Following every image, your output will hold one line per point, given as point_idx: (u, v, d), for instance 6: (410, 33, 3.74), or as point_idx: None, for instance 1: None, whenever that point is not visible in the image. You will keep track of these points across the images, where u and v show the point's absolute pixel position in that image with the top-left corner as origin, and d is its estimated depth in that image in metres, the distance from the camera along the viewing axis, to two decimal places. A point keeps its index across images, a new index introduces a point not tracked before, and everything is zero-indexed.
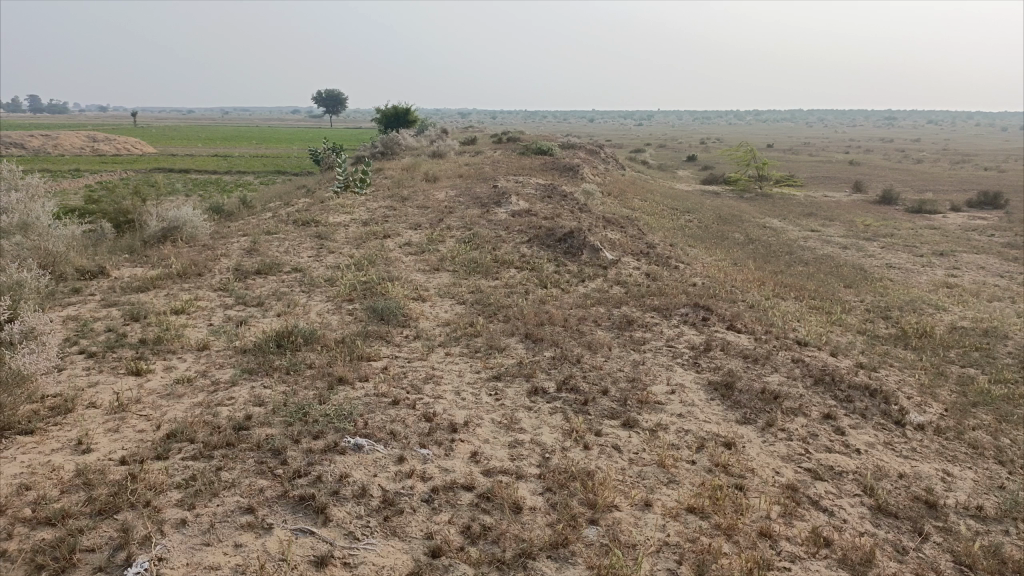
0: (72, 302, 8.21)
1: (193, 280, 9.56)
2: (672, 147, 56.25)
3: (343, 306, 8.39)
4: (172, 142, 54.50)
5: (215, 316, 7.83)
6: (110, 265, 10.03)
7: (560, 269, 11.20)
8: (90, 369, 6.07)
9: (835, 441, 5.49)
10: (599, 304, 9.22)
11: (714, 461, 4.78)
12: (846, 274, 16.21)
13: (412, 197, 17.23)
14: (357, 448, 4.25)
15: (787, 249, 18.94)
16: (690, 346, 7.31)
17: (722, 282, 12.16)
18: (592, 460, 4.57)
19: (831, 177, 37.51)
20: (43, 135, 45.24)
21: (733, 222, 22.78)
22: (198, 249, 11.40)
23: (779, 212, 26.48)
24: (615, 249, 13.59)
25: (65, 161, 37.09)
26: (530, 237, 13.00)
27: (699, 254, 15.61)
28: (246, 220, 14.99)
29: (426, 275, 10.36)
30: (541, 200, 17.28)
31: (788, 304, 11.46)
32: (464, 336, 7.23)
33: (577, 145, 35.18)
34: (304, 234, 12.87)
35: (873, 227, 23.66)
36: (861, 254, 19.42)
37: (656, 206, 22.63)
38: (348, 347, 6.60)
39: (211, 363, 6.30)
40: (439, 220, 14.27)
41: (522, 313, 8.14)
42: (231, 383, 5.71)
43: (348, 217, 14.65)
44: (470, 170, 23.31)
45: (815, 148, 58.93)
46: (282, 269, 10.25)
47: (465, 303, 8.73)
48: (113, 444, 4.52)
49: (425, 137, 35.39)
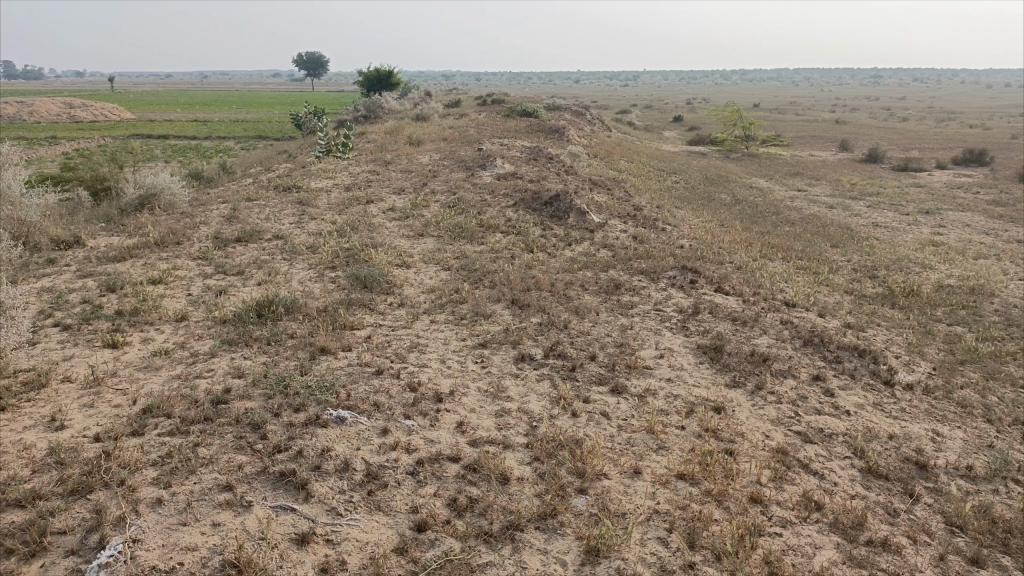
0: (47, 273, 8.01)
1: (172, 248, 9.36)
2: (658, 107, 55.79)
3: (325, 273, 8.22)
4: (151, 108, 53.56)
5: (194, 286, 7.66)
6: (86, 235, 9.80)
7: (546, 233, 11.06)
8: (65, 342, 5.91)
9: (824, 403, 5.45)
10: (586, 268, 9.11)
11: (704, 426, 4.71)
12: (833, 234, 16.14)
13: (395, 161, 16.96)
14: (339, 421, 4.15)
15: (774, 210, 18.86)
16: (678, 309, 7.22)
17: (709, 244, 12.07)
18: (580, 428, 4.49)
19: (817, 136, 37.35)
20: (17, 102, 44.29)
21: (720, 182, 22.65)
22: (176, 217, 11.16)
23: (766, 172, 26.35)
24: (601, 211, 13.44)
25: (41, 129, 36.35)
26: (515, 200, 12.82)
27: (686, 216, 15.48)
28: (227, 187, 14.72)
29: (410, 240, 10.19)
30: (526, 163, 17.04)
31: (776, 265, 11.40)
32: (449, 302, 7.10)
33: (562, 106, 34.79)
34: (285, 200, 12.64)
35: (859, 186, 23.60)
36: (847, 214, 19.38)
37: (642, 167, 22.46)
38: (330, 316, 6.46)
39: (190, 334, 6.15)
40: (423, 184, 14.05)
41: (508, 278, 8.02)
42: (211, 355, 5.58)
43: (330, 182, 14.40)
44: (454, 132, 22.98)
45: (801, 106, 58.65)
46: (263, 237, 10.06)
47: (450, 270, 8.59)
48: (89, 421, 4.39)
49: (408, 100, 34.85)
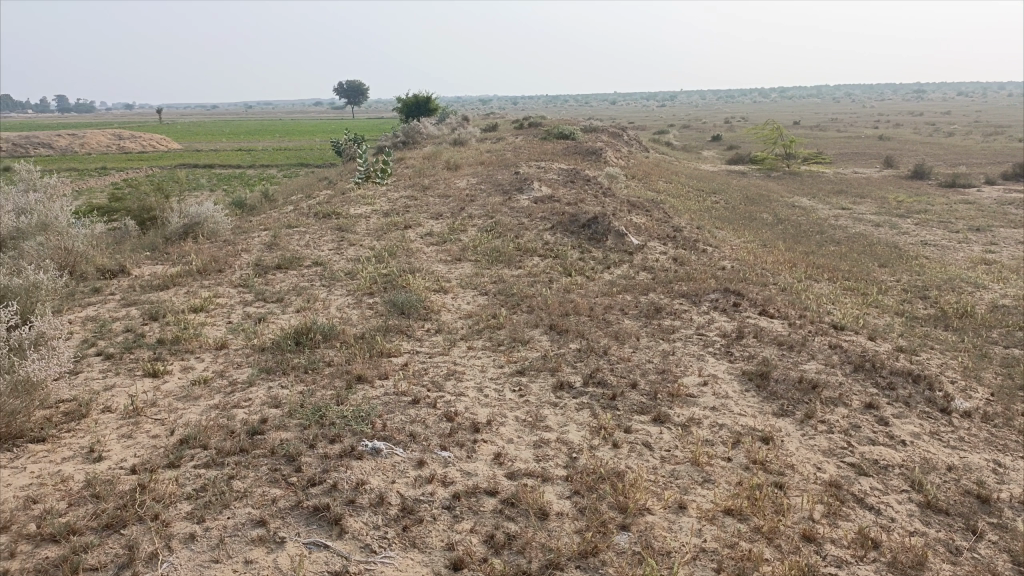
0: (92, 303, 8.15)
1: (213, 276, 9.47)
2: (696, 127, 55.47)
3: (363, 300, 8.21)
4: (197, 138, 55.02)
5: (234, 313, 7.70)
6: (131, 263, 9.99)
7: (585, 256, 10.95)
8: (107, 372, 5.96)
9: (878, 433, 5.21)
10: (625, 292, 8.96)
11: (751, 457, 4.53)
12: (881, 253, 15.74)
13: (432, 186, 17.05)
14: (374, 452, 4.07)
15: (817, 229, 18.47)
16: (721, 334, 7.03)
17: (752, 265, 11.83)
18: (621, 460, 4.34)
19: (861, 153, 36.69)
20: (70, 134, 45.82)
21: (761, 201, 22.32)
22: (219, 245, 11.31)
23: (808, 190, 25.89)
24: (641, 233, 13.29)
25: (92, 160, 37.54)
26: (553, 223, 12.75)
27: (727, 236, 15.24)
28: (268, 214, 14.93)
29: (448, 265, 10.16)
30: (564, 185, 16.97)
31: (822, 286, 11.11)
32: (486, 328, 7.02)
33: (599, 128, 34.77)
34: (325, 227, 12.75)
35: (906, 204, 23.05)
36: (894, 232, 18.90)
37: (681, 188, 22.25)
38: (367, 344, 6.42)
39: (229, 363, 6.16)
40: (460, 208, 14.06)
41: (546, 303, 7.92)
42: (249, 384, 5.56)
43: (369, 208, 14.51)
44: (492, 156, 23.07)
45: (843, 123, 57.74)
46: (303, 263, 10.13)
47: (488, 295, 8.52)
48: (126, 453, 4.38)
49: (446, 124, 35.18)
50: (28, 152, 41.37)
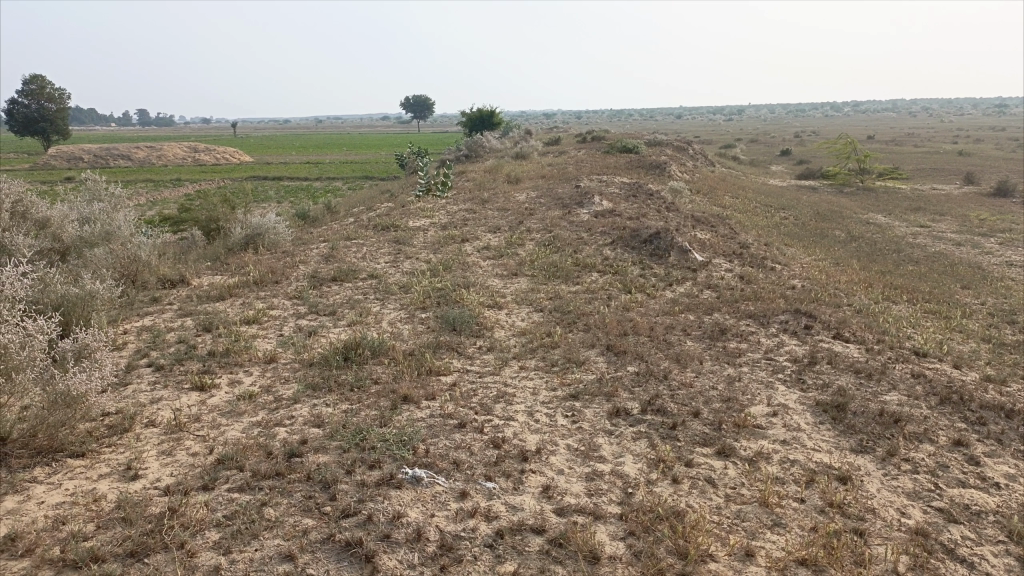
0: (149, 313, 8.21)
1: (269, 287, 9.46)
2: (764, 142, 54.28)
3: (415, 314, 8.04)
4: (267, 151, 56.62)
5: (286, 326, 7.61)
6: (191, 273, 10.14)
7: (645, 272, 10.57)
8: (155, 385, 5.91)
9: (969, 474, 4.71)
10: (688, 311, 8.55)
11: (826, 500, 4.11)
12: (963, 273, 14.86)
13: (492, 199, 16.89)
14: (414, 481, 3.83)
15: (893, 247, 17.62)
16: (792, 359, 6.57)
17: (824, 285, 11.25)
18: (681, 498, 3.98)
19: (938, 169, 35.19)
20: (148, 146, 47.66)
21: (833, 218, 21.47)
22: (277, 256, 11.35)
23: (883, 207, 24.83)
24: (705, 249, 12.81)
25: (168, 172, 38.83)
26: (614, 238, 12.40)
27: (796, 254, 14.61)
28: (328, 226, 15.01)
29: (504, 280, 9.93)
30: (625, 200, 16.60)
31: (899, 309, 10.46)
32: (540, 347, 6.73)
33: (663, 141, 34.18)
34: (382, 239, 12.69)
35: (989, 222, 21.86)
36: (977, 251, 17.89)
37: (748, 203, 21.58)
38: (416, 361, 6.20)
39: (276, 378, 6.03)
40: (519, 222, 13.85)
41: (603, 322, 7.59)
42: (293, 401, 5.40)
43: (427, 221, 14.42)
44: (553, 170, 22.83)
45: (920, 138, 55.58)
46: (358, 276, 10.04)
47: (544, 311, 8.24)
48: (163, 472, 4.24)
49: (508, 138, 35.16)
50: (108, 164, 43.10)
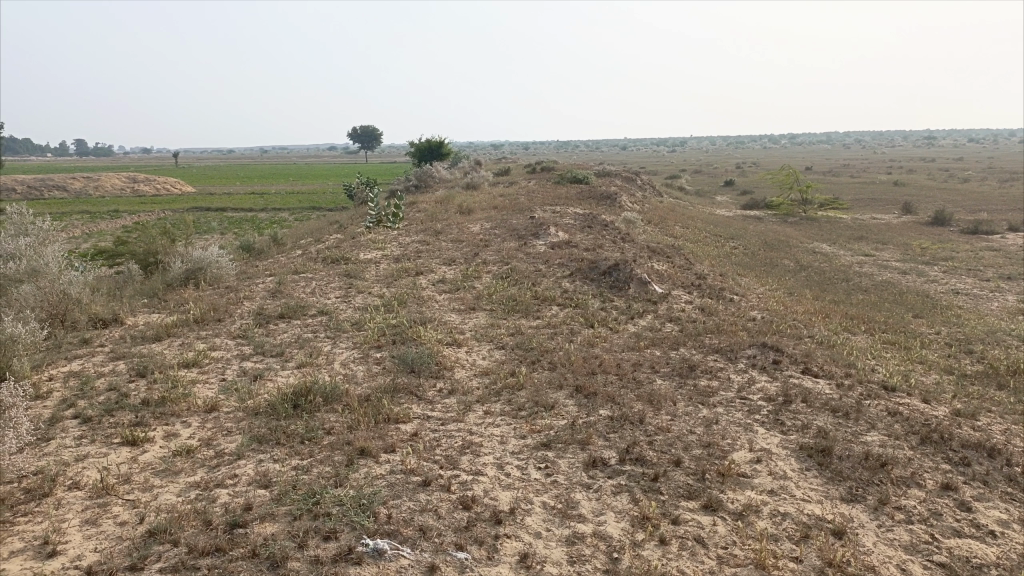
0: (78, 356, 7.59)
1: (211, 325, 8.89)
2: (709, 172, 55.29)
3: (370, 354, 7.58)
4: (211, 181, 55.35)
5: (230, 369, 7.08)
6: (126, 311, 9.48)
7: (606, 305, 10.31)
8: (81, 441, 5.34)
9: (962, 522, 4.46)
10: (653, 346, 8.28)
11: (825, 558, 3.80)
12: (913, 302, 15.05)
13: (445, 230, 16.53)
14: (376, 554, 3.41)
15: (842, 276, 17.81)
16: (767, 398, 6.31)
17: (783, 316, 11.16)
18: (672, 562, 3.63)
19: (876, 198, 36.19)
20: (84, 176, 45.98)
21: (781, 247, 21.71)
22: (220, 292, 10.74)
23: (828, 236, 25.27)
24: (663, 281, 12.66)
25: (106, 203, 37.43)
26: (572, 270, 12.15)
27: (751, 284, 14.59)
28: (275, 259, 14.43)
29: (461, 315, 9.55)
30: (580, 230, 16.43)
31: (859, 339, 10.41)
32: (505, 389, 6.35)
33: (612, 172, 34.39)
34: (332, 272, 12.19)
35: (930, 250, 22.39)
36: (923, 280, 18.20)
37: (699, 233, 21.69)
38: (373, 408, 5.75)
39: (217, 429, 5.51)
40: (474, 254, 13.50)
41: (569, 360, 7.26)
42: (237, 456, 4.90)
43: (379, 253, 13.96)
44: (505, 201, 22.59)
45: (856, 169, 57.36)
46: (307, 312, 9.53)
47: (505, 349, 7.88)
48: (86, 546, 3.71)
49: (458, 169, 34.92)
50: (42, 194, 41.48)
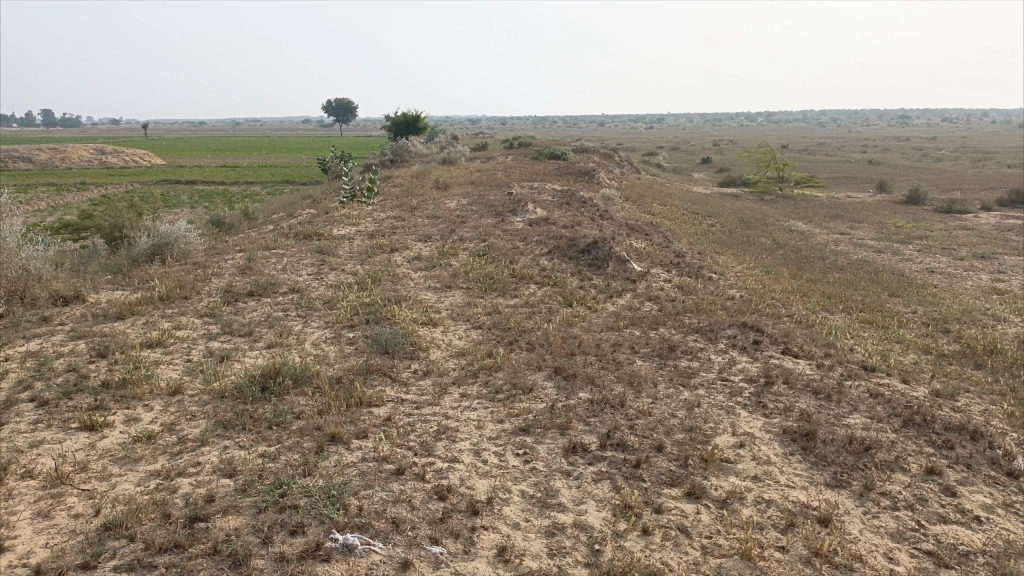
0: (36, 335, 7.28)
1: (178, 303, 8.60)
2: (686, 149, 55.22)
3: (342, 333, 7.36)
4: (182, 154, 54.28)
5: (196, 349, 6.82)
6: (89, 288, 9.15)
7: (585, 284, 10.15)
8: (37, 425, 5.09)
9: (948, 508, 4.37)
10: (633, 326, 8.14)
11: (812, 548, 3.68)
12: (888, 281, 15.07)
13: (421, 205, 16.24)
14: (346, 550, 3.23)
15: (819, 255, 17.80)
16: (748, 379, 6.20)
17: (762, 295, 11.07)
18: (655, 553, 3.50)
19: (851, 177, 36.33)
20: (50, 148, 44.78)
21: (758, 225, 21.68)
22: (188, 268, 10.42)
23: (804, 214, 25.31)
24: (642, 259, 12.52)
25: (73, 175, 36.49)
26: (550, 247, 11.96)
27: (729, 262, 14.51)
28: (246, 234, 14.09)
29: (437, 293, 9.33)
30: (559, 207, 16.22)
31: (838, 319, 10.36)
32: (482, 371, 6.17)
33: (590, 148, 34.12)
34: (305, 249, 11.89)
35: (904, 229, 22.50)
36: (898, 258, 18.27)
37: (676, 210, 21.57)
38: (344, 390, 5.54)
39: (181, 413, 5.28)
40: (450, 230, 13.25)
41: (547, 341, 7.10)
42: (201, 443, 4.68)
43: (353, 229, 13.66)
44: (482, 176, 22.27)
45: (830, 147, 57.61)
46: (278, 289, 9.26)
47: (482, 328, 7.69)
48: (37, 541, 3.49)
49: (434, 143, 34.45)
50: (7, 166, 40.31)
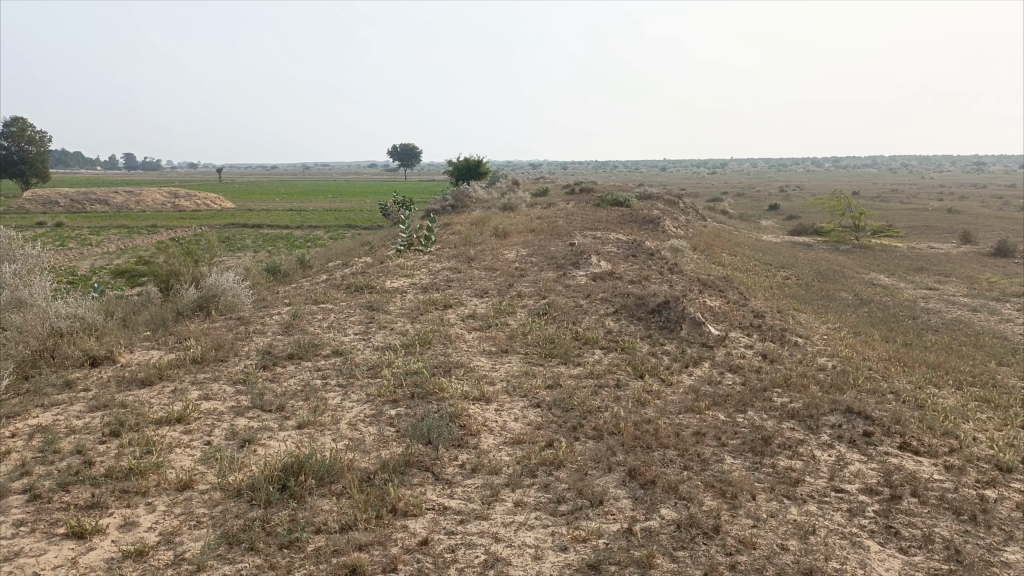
0: (52, 404, 6.59)
1: (213, 366, 7.89)
2: (753, 195, 53.66)
3: (384, 410, 6.50)
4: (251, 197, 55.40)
5: (220, 427, 6.05)
6: (123, 346, 8.52)
7: (656, 350, 9.14)
8: (19, 528, 4.31)
9: None
10: (715, 407, 7.07)
11: None
12: (992, 345, 13.59)
13: (479, 256, 15.51)
14: None
15: (908, 313, 16.32)
16: (867, 491, 5.08)
17: (856, 365, 9.84)
18: None
19: (931, 226, 34.31)
20: (127, 190, 46.02)
21: (836, 278, 20.28)
22: (231, 324, 9.77)
23: (886, 266, 23.71)
24: (718, 319, 11.43)
25: (144, 217, 37.14)
26: (616, 306, 10.97)
27: (812, 322, 13.24)
28: (298, 284, 13.53)
29: (493, 359, 8.44)
30: (624, 260, 15.28)
31: (947, 396, 9.05)
32: (543, 469, 5.19)
33: (654, 193, 33.14)
34: (355, 303, 11.18)
35: (999, 284, 20.73)
36: (997, 318, 16.64)
37: (747, 261, 20.37)
38: (379, 493, 4.65)
39: (186, 519, 4.45)
40: (509, 285, 12.41)
41: (618, 428, 6.10)
42: (199, 567, 3.84)
43: (406, 282, 12.96)
44: (543, 224, 21.54)
45: (906, 194, 55.25)
46: (320, 351, 8.51)
47: (541, 408, 6.71)
48: None
49: (496, 188, 34.02)
50: (84, 209, 41.47)
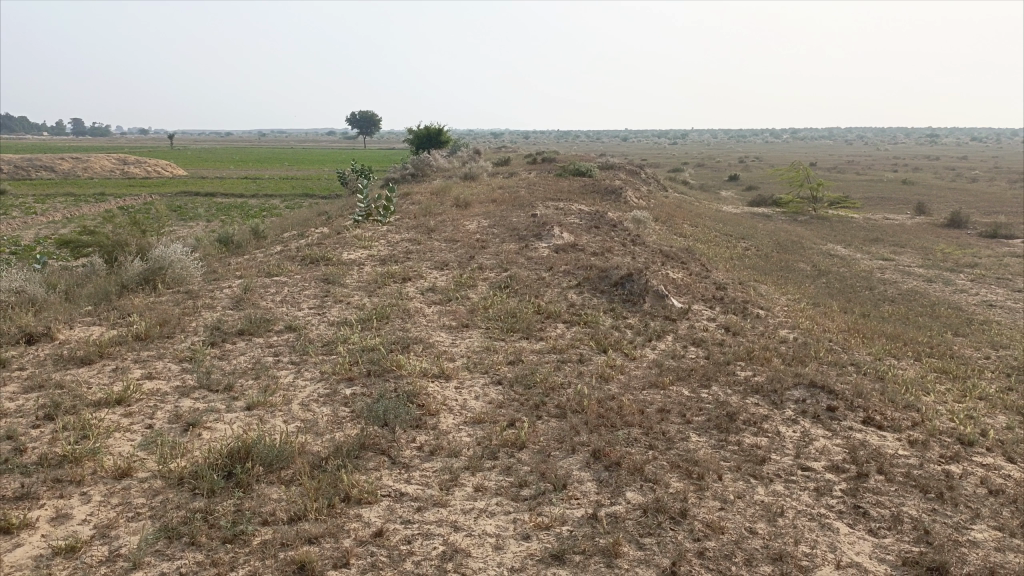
0: None
1: (158, 344, 7.51)
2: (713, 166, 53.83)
3: (338, 390, 6.23)
4: (205, 165, 53.84)
5: (163, 410, 5.72)
6: (62, 322, 8.07)
7: (620, 324, 8.98)
8: None
9: None
10: (680, 382, 6.94)
11: None
12: (947, 316, 13.75)
13: (439, 227, 15.18)
14: None
15: (866, 284, 16.46)
16: (834, 468, 4.99)
17: (817, 337, 9.82)
18: None
19: (885, 197, 34.76)
20: (74, 157, 44.31)
21: (795, 249, 20.39)
22: (179, 298, 9.35)
23: (843, 237, 23.93)
24: (680, 292, 11.33)
25: (92, 185, 35.82)
26: (579, 279, 10.79)
27: (773, 294, 13.24)
28: (252, 255, 13.07)
29: (453, 334, 8.20)
30: (586, 231, 15.09)
31: (906, 368, 9.07)
32: (504, 451, 4.99)
33: (616, 164, 32.97)
34: (311, 276, 10.81)
35: (952, 255, 21.06)
36: (951, 289, 16.87)
37: (708, 232, 20.36)
38: (331, 480, 4.40)
39: (123, 510, 4.15)
40: (469, 257, 12.13)
41: (582, 405, 5.91)
42: (135, 565, 3.57)
43: (364, 253, 12.60)
44: (504, 194, 21.22)
45: (861, 165, 55.96)
46: (273, 327, 8.17)
47: (503, 385, 6.51)
48: None
49: (456, 157, 33.50)
50: (29, 175, 39.89)
